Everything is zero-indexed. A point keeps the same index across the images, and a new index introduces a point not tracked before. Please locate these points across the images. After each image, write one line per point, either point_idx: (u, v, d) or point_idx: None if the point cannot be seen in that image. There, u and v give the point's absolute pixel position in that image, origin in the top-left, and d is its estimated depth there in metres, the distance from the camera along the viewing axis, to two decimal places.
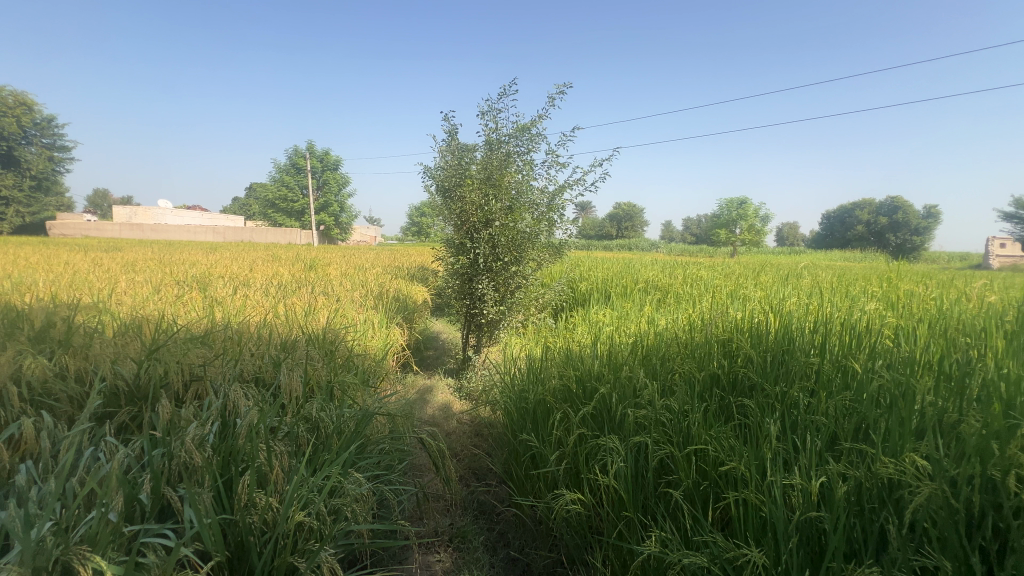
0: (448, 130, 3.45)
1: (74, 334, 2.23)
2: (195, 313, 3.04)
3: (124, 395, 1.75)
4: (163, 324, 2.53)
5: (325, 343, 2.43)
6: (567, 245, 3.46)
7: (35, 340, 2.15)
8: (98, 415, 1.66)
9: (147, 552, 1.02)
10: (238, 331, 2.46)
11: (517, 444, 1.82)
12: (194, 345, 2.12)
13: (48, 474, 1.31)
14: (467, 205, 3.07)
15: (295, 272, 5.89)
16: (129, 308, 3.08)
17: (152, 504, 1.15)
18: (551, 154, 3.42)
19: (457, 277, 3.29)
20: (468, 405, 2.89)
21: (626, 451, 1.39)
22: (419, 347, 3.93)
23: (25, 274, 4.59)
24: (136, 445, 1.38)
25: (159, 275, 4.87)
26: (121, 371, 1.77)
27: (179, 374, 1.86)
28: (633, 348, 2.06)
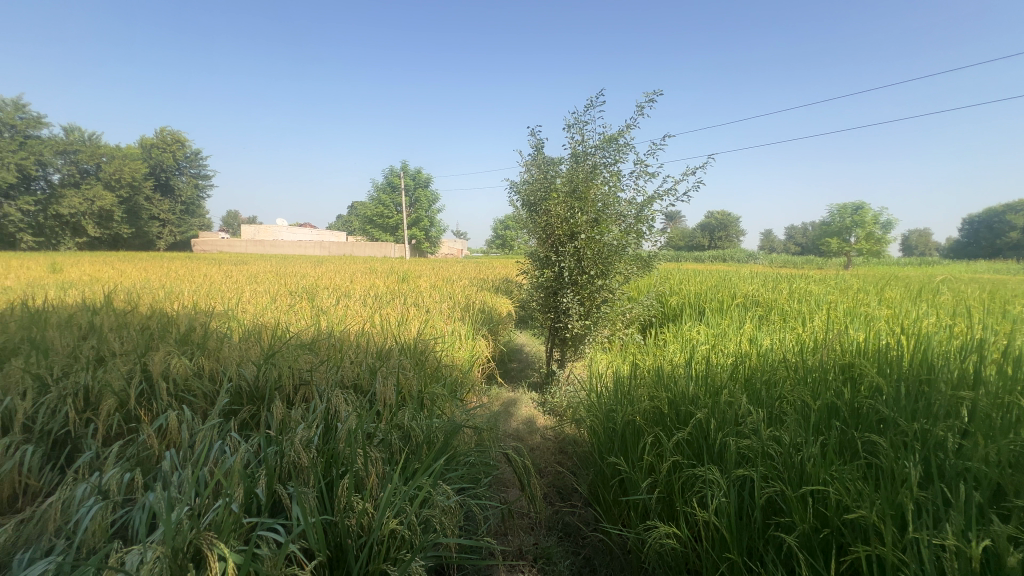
0: (534, 144, 3.49)
1: (209, 338, 2.56)
2: (304, 321, 3.35)
3: (246, 394, 1.96)
4: (278, 332, 2.82)
5: (416, 354, 2.54)
6: (656, 257, 3.31)
7: (180, 342, 2.50)
8: (225, 411, 1.88)
9: (261, 544, 1.11)
10: (341, 339, 2.67)
11: (604, 466, 1.74)
12: (303, 352, 2.33)
13: (186, 463, 1.50)
14: (552, 219, 3.05)
15: (389, 284, 6.28)
16: (251, 316, 3.47)
17: (266, 498, 1.25)
18: (640, 164, 3.30)
19: (542, 290, 3.29)
20: (552, 420, 2.86)
21: (727, 485, 1.27)
22: (503, 360, 3.96)
23: (175, 284, 5.40)
24: (254, 443, 1.54)
25: (276, 287, 5.46)
26: (244, 373, 1.99)
27: (291, 378, 2.04)
28: (733, 371, 1.90)
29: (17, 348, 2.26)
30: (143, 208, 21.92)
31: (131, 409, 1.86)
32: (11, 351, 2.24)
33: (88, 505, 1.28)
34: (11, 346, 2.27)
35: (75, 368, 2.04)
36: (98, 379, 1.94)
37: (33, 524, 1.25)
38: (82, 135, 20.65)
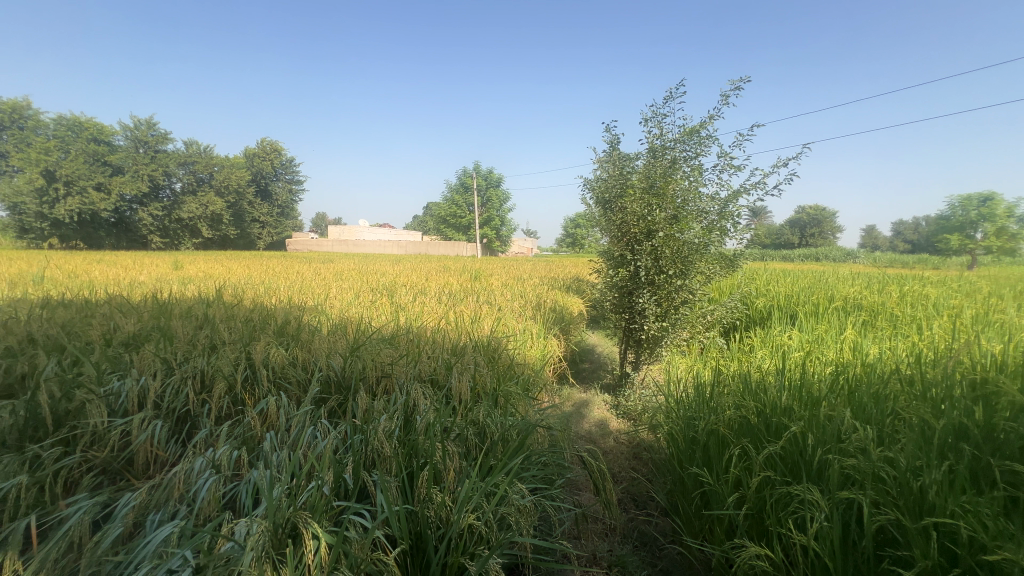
0: (610, 140, 3.41)
1: (302, 331, 2.78)
2: (384, 316, 3.54)
3: (334, 384, 2.10)
4: (362, 326, 3.00)
5: (490, 351, 2.59)
6: (741, 256, 3.09)
7: (278, 333, 2.74)
8: (316, 399, 2.02)
9: (348, 527, 1.17)
10: (419, 335, 2.78)
11: (685, 476, 1.66)
12: (384, 346, 2.45)
13: (284, 445, 1.63)
14: (627, 216, 2.96)
15: (463, 282, 6.46)
16: (338, 310, 3.72)
17: (353, 484, 1.33)
18: (724, 157, 3.11)
19: (616, 290, 3.20)
20: (625, 424, 2.78)
21: (830, 507, 1.15)
22: (574, 360, 3.91)
23: (273, 280, 5.93)
24: (341, 430, 1.64)
25: (359, 283, 5.82)
26: (332, 364, 2.14)
27: (373, 370, 2.16)
28: (834, 382, 1.72)
29: (149, 334, 2.60)
30: (247, 212, 24.36)
31: (237, 393, 2.07)
32: (144, 337, 2.58)
33: (204, 476, 1.44)
34: (145, 333, 2.62)
35: (194, 354, 2.31)
36: (212, 364, 2.18)
37: (161, 490, 1.42)
38: (198, 147, 23.36)
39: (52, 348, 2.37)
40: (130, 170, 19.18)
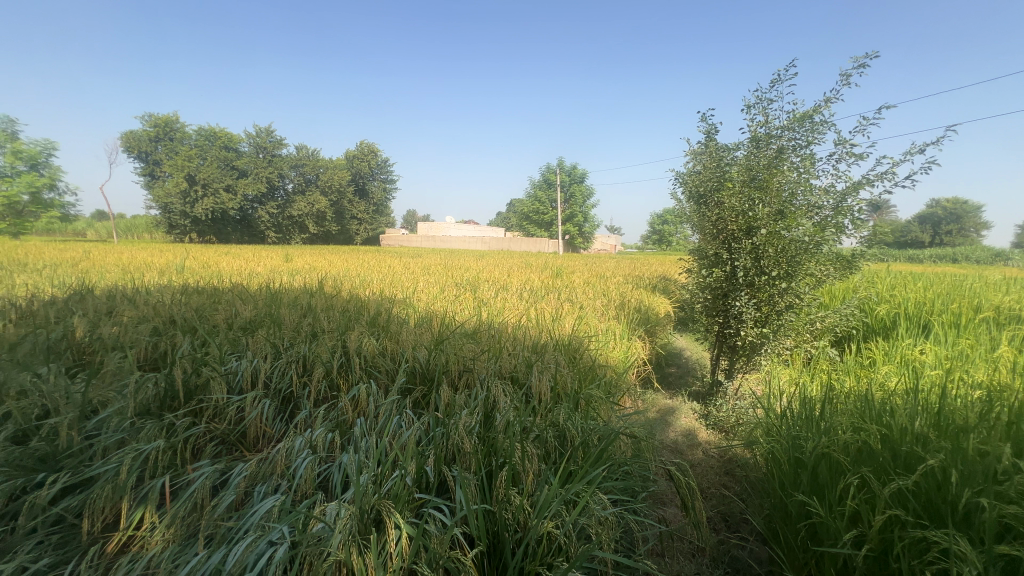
0: (706, 130, 3.18)
1: (392, 323, 2.92)
2: (467, 311, 3.62)
3: (419, 375, 2.17)
4: (447, 320, 3.09)
5: (571, 351, 2.53)
6: (863, 256, 2.75)
7: (370, 323, 2.91)
8: (402, 389, 2.11)
9: (428, 520, 1.19)
10: (501, 331, 2.80)
11: (789, 504, 1.48)
12: (467, 340, 2.50)
13: (372, 432, 1.72)
14: (725, 212, 2.74)
15: (544, 278, 6.44)
16: (425, 304, 3.88)
17: (434, 477, 1.36)
18: (842, 145, 2.76)
19: (709, 292, 2.98)
20: (716, 436, 2.57)
21: (982, 563, 0.95)
22: (660, 364, 3.72)
23: (367, 274, 6.36)
24: (424, 421, 1.69)
25: (445, 278, 6.03)
26: (418, 356, 2.21)
27: (457, 364, 2.20)
28: (986, 410, 1.44)
29: (263, 320, 2.89)
30: (347, 210, 26.44)
31: (333, 378, 2.22)
32: (259, 322, 2.88)
33: (301, 455, 1.55)
34: (259, 319, 2.92)
35: (298, 340, 2.52)
36: (313, 350, 2.36)
37: (266, 464, 1.55)
38: (308, 151, 25.73)
39: (187, 329, 2.72)
40: (253, 173, 21.66)
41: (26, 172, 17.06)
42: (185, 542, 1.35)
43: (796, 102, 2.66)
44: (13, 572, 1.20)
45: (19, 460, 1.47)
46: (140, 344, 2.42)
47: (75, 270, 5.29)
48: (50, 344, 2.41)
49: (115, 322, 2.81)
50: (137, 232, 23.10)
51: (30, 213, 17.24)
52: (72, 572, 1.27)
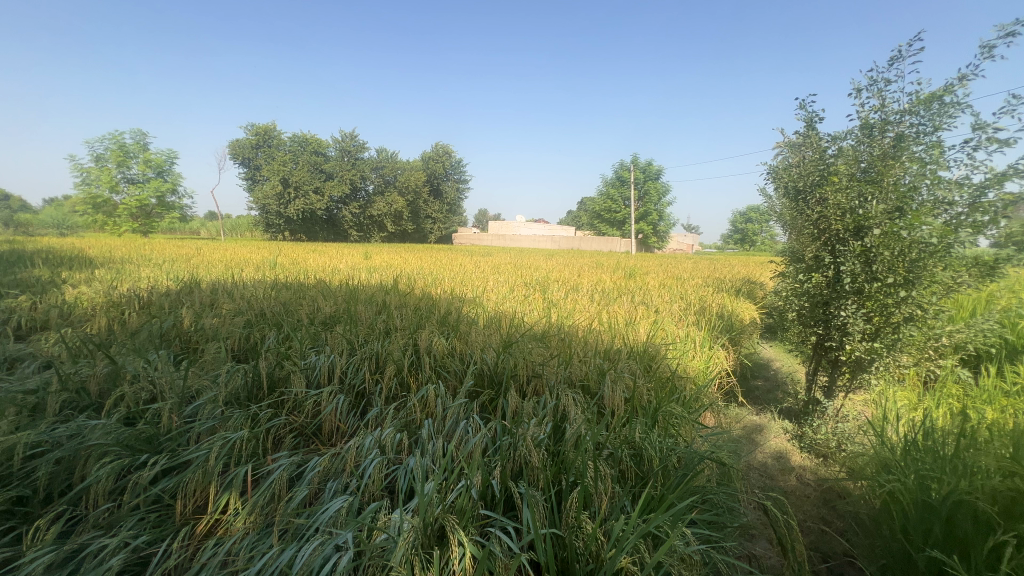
0: (806, 119, 2.84)
1: (461, 322, 2.92)
2: (537, 312, 3.55)
3: (487, 378, 2.14)
4: (516, 321, 3.03)
5: (646, 360, 2.36)
6: (1009, 260, 2.12)
7: (441, 322, 2.92)
8: (470, 391, 2.07)
9: (494, 540, 1.13)
10: (571, 335, 2.70)
11: (918, 559, 1.25)
12: (536, 344, 2.43)
13: (439, 435, 1.70)
14: (828, 210, 2.43)
15: (616, 279, 6.21)
16: (494, 304, 3.86)
17: (500, 491, 1.30)
18: (982, 130, 2.33)
19: (805, 299, 2.65)
20: (812, 462, 2.28)
21: None
22: (745, 376, 3.40)
23: (440, 272, 6.50)
24: (491, 428, 1.64)
25: (514, 278, 6.01)
26: (486, 359, 2.17)
27: (525, 369, 2.13)
28: None
29: (341, 316, 3.01)
30: (422, 209, 27.48)
31: (404, 376, 2.24)
32: (338, 318, 3.01)
33: (371, 455, 1.56)
34: (338, 315, 3.05)
35: (372, 337, 2.59)
36: (385, 348, 2.41)
37: (338, 461, 1.58)
38: (388, 153, 27.05)
39: (275, 322, 2.90)
40: (338, 175, 23.15)
41: (154, 178, 19.51)
42: (264, 531, 1.37)
43: (920, 81, 2.06)
44: (114, 546, 1.26)
45: (127, 441, 1.59)
46: (234, 335, 2.61)
47: (188, 265, 5.92)
48: (161, 332, 2.67)
49: (215, 314, 3.07)
50: (241, 231, 25.67)
51: (157, 214, 19.73)
52: (165, 550, 1.32)
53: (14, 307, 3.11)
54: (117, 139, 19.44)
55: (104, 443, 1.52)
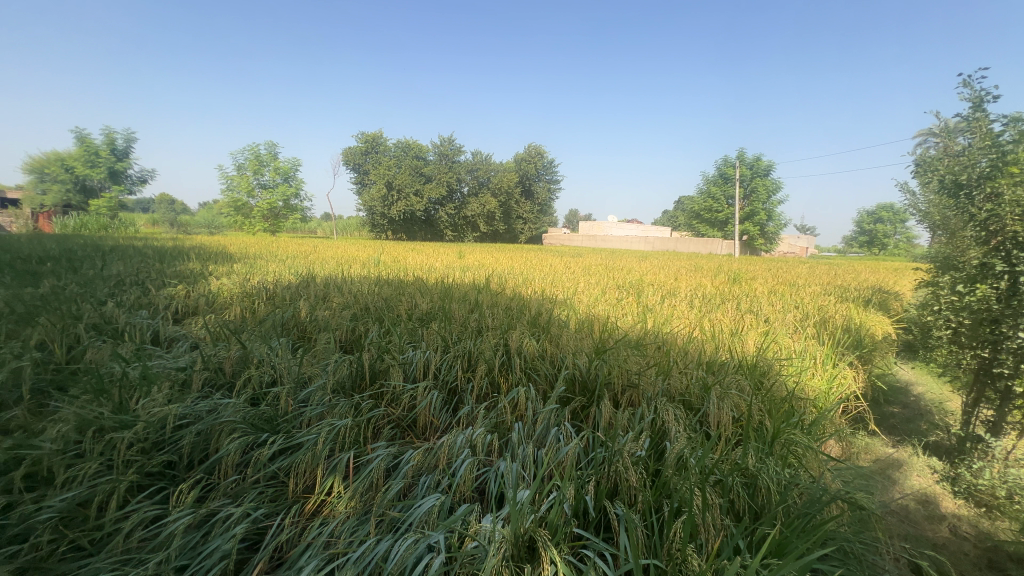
0: (971, 99, 2.37)
1: (553, 325, 2.86)
2: (631, 317, 3.38)
3: (579, 384, 2.06)
4: (609, 326, 2.91)
5: (757, 376, 2.12)
6: None
7: (531, 323, 2.90)
8: (561, 397, 2.01)
9: (587, 563, 1.07)
10: (669, 344, 2.51)
11: None
12: (631, 352, 2.30)
13: (529, 440, 1.66)
14: (1002, 208, 2.00)
15: (718, 284, 5.74)
16: (586, 306, 3.76)
17: (594, 509, 1.23)
18: None
19: (966, 316, 2.19)
20: (972, 512, 1.88)
21: None
22: (878, 400, 2.92)
23: (530, 272, 6.52)
24: (584, 438, 1.58)
25: (606, 280, 5.83)
26: (579, 364, 2.10)
27: (619, 377, 2.02)
28: None
29: (436, 313, 3.12)
30: (514, 210, 27.92)
31: (494, 376, 2.24)
32: (433, 315, 3.11)
33: (463, 455, 1.57)
34: (433, 312, 3.16)
35: (464, 335, 2.64)
36: (477, 346, 2.44)
37: (431, 457, 1.60)
38: (483, 156, 27.89)
39: (377, 317, 3.08)
40: (437, 178, 24.34)
41: (281, 184, 22.03)
42: (363, 518, 1.42)
43: None
44: (239, 515, 1.37)
45: (253, 420, 1.77)
46: (342, 327, 2.82)
47: (307, 261, 6.59)
48: (282, 322, 2.96)
49: (327, 307, 3.34)
50: (351, 231, 28.12)
51: (283, 216, 22.29)
52: (279, 525, 1.41)
53: (174, 294, 3.67)
54: (254, 150, 22.33)
55: (234, 420, 1.70)
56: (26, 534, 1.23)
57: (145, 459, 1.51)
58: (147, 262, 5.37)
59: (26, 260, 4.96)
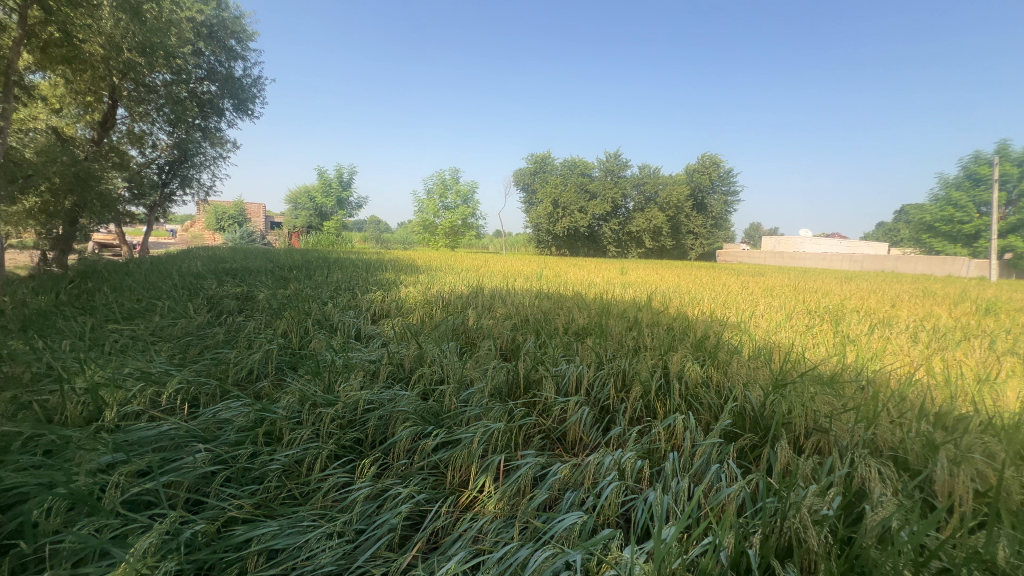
0: None
1: (721, 350, 2.58)
2: (824, 349, 2.85)
3: (749, 420, 1.80)
4: (793, 356, 2.49)
5: (1020, 440, 1.57)
6: None
7: (695, 346, 2.66)
8: (725, 431, 1.79)
9: None
10: (877, 385, 2.03)
11: None
12: (822, 390, 1.92)
13: (685, 474, 1.51)
14: None
15: (960, 315, 4.45)
16: (763, 332, 3.30)
17: (758, 567, 1.06)
18: None
19: None
20: None
21: None
22: None
23: (699, 291, 6.03)
24: (752, 482, 1.38)
25: (793, 303, 5.04)
26: (750, 397, 1.84)
27: (804, 419, 1.71)
28: None
29: (593, 329, 3.09)
30: (683, 225, 26.27)
31: (650, 399, 2.11)
32: (590, 330, 3.09)
33: (610, 477, 1.51)
34: (590, 327, 3.14)
35: (620, 353, 2.56)
36: (633, 366, 2.33)
37: (578, 473, 1.58)
38: (651, 170, 27.02)
39: (536, 329, 3.19)
40: (601, 195, 24.43)
41: (461, 205, 24.67)
42: (509, 521, 1.46)
43: None
44: (406, 495, 1.55)
45: (423, 412, 2.00)
46: (504, 336, 2.99)
47: (479, 274, 7.21)
48: (452, 328, 3.29)
49: (492, 316, 3.60)
50: (519, 247, 29.91)
51: (461, 233, 24.91)
52: (437, 511, 1.54)
53: (374, 299, 4.39)
54: (442, 177, 25.61)
55: (407, 411, 1.94)
56: (262, 478, 1.58)
57: (341, 433, 1.83)
58: (359, 272, 6.57)
59: (283, 268, 6.52)
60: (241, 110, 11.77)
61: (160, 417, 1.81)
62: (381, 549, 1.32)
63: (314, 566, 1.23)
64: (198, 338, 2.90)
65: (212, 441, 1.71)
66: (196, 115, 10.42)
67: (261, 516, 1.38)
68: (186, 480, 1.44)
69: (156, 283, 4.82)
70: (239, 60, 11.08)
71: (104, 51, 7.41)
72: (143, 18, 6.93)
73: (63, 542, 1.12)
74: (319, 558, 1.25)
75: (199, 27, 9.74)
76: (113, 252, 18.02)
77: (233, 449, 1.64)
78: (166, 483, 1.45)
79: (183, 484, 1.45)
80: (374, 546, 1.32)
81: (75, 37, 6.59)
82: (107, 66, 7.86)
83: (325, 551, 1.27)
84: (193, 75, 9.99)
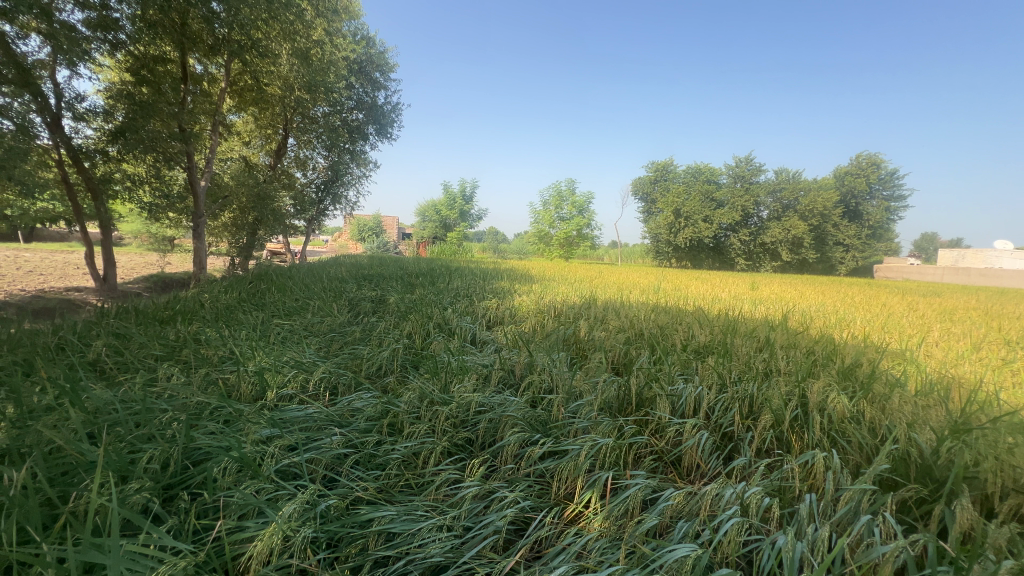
0: None
1: (877, 381, 2.19)
2: None
3: (916, 467, 1.49)
4: (982, 398, 2.01)
5: None
6: None
7: (843, 375, 2.29)
8: (882, 478, 1.50)
9: None
10: None
11: None
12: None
13: (825, 521, 1.31)
14: None
15: None
16: (938, 364, 2.73)
17: None
18: None
19: None
20: None
21: None
22: None
23: (850, 311, 5.23)
24: (916, 544, 1.14)
25: (982, 330, 4.09)
26: (918, 440, 1.53)
27: (998, 475, 1.36)
28: None
29: (715, 347, 2.85)
30: (830, 235, 23.07)
31: (783, 431, 1.86)
32: (712, 349, 2.85)
33: (731, 512, 1.36)
34: (712, 345, 2.90)
35: (747, 376, 2.31)
36: (763, 392, 2.09)
37: (693, 502, 1.45)
38: (790, 174, 24.29)
39: (650, 344, 3.03)
40: (729, 203, 22.62)
41: (577, 216, 24.72)
42: (615, 541, 1.39)
43: None
44: (512, 500, 1.56)
45: (531, 420, 2.02)
46: (615, 351, 2.90)
47: (592, 285, 7.13)
48: (564, 338, 3.28)
49: (603, 329, 3.52)
50: (636, 258, 29.00)
51: (576, 243, 24.95)
52: (541, 520, 1.53)
53: (490, 306, 4.58)
54: (557, 188, 25.95)
55: (515, 417, 1.98)
56: (384, 465, 1.73)
57: (454, 432, 1.93)
58: (477, 280, 6.92)
59: (412, 275, 7.15)
60: (383, 134, 13.25)
61: (307, 401, 2.09)
62: (486, 549, 1.34)
63: (424, 554, 1.30)
64: (339, 334, 3.31)
65: (345, 427, 1.92)
66: (348, 140, 11.99)
67: (382, 500, 1.51)
68: (324, 458, 1.64)
69: (311, 286, 5.64)
70: (382, 90, 12.50)
71: (281, 91, 8.96)
72: (311, 61, 8.19)
73: (232, 498, 1.35)
74: (429, 547, 1.32)
75: (352, 65, 11.24)
76: (280, 258, 21.51)
77: (362, 436, 1.84)
78: (308, 458, 1.66)
79: (321, 461, 1.65)
80: (479, 545, 1.35)
81: (261, 81, 8.07)
82: (283, 103, 9.57)
83: (434, 542, 1.34)
84: (346, 106, 11.51)
